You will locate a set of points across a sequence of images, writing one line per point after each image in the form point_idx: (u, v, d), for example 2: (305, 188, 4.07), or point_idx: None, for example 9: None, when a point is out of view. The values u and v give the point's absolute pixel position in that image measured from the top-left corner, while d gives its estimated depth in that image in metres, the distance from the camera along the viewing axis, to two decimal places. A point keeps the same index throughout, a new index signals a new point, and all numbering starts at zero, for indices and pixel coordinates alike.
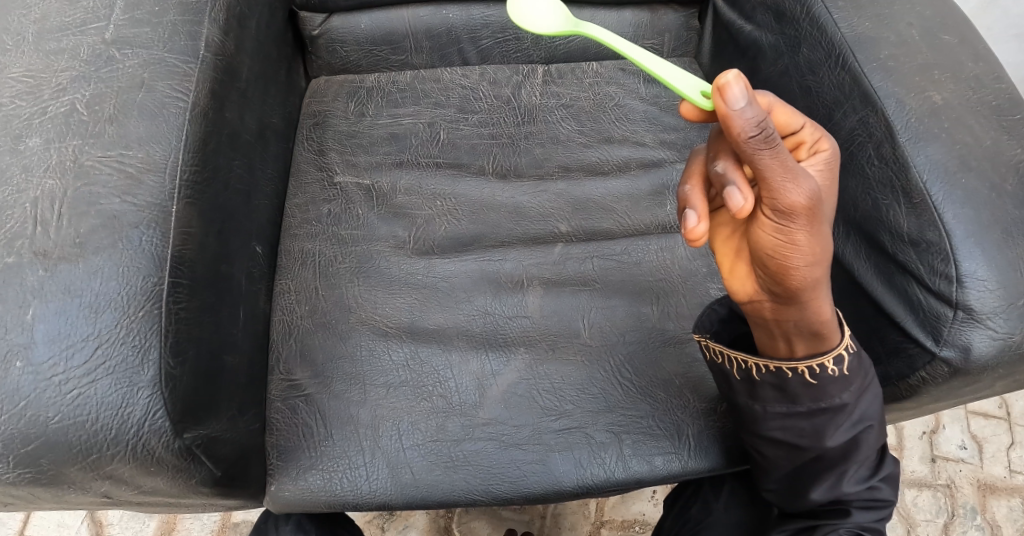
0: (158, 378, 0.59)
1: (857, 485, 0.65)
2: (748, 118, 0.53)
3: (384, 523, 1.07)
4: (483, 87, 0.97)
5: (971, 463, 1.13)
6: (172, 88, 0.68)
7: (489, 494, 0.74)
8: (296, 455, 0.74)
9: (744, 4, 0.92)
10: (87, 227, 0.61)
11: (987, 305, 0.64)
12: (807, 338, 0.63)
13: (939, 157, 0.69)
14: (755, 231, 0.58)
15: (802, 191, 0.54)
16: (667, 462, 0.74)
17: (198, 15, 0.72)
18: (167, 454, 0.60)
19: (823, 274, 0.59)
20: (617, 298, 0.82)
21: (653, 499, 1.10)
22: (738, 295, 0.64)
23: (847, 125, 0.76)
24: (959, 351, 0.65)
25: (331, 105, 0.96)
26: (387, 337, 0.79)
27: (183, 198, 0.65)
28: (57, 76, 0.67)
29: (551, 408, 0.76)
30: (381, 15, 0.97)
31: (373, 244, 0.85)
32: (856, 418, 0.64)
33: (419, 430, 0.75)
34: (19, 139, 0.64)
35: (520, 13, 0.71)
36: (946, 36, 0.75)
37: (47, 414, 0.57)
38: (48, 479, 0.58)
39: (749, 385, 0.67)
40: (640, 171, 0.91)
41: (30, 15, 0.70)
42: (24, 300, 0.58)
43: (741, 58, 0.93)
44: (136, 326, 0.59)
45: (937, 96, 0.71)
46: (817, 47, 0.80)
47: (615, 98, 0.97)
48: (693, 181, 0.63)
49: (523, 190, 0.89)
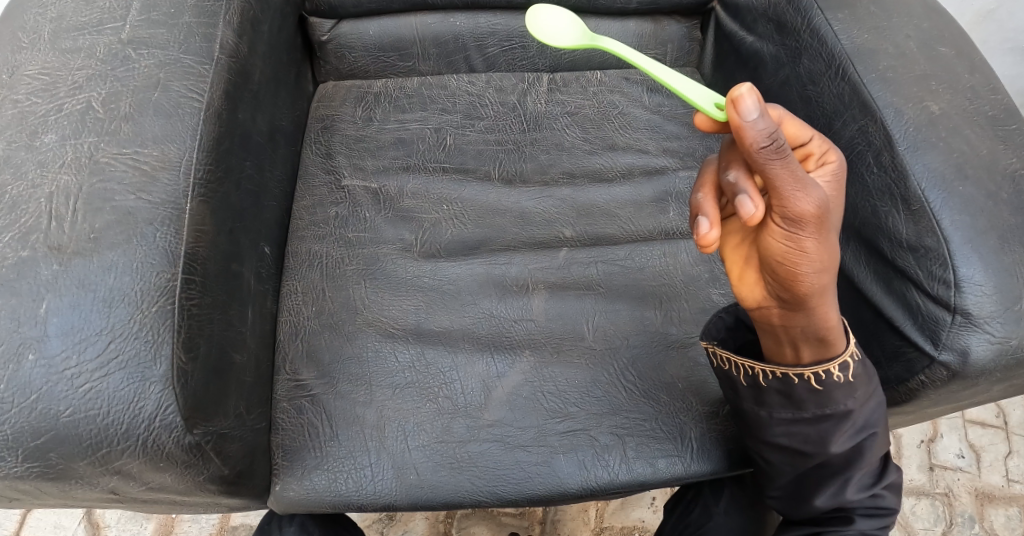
0: (170, 373, 0.59)
1: (860, 492, 0.66)
2: (760, 129, 0.54)
3: (384, 528, 1.08)
4: (489, 94, 0.99)
5: (969, 471, 1.15)
6: (187, 89, 0.68)
7: (493, 496, 0.74)
8: (302, 455, 0.74)
9: (745, 15, 0.94)
10: (102, 222, 0.61)
11: (984, 309, 0.66)
12: (814, 344, 0.64)
13: (937, 166, 0.70)
14: (765, 239, 0.59)
15: (811, 200, 0.55)
16: (670, 464, 0.75)
17: (213, 18, 0.73)
18: (177, 450, 0.60)
19: (830, 282, 0.60)
20: (620, 302, 0.83)
21: (653, 506, 1.10)
22: (746, 301, 0.65)
23: (847, 133, 0.78)
24: (957, 355, 0.66)
25: (339, 110, 0.97)
26: (394, 338, 0.80)
27: (197, 197, 0.65)
28: (74, 74, 0.67)
29: (556, 410, 0.77)
30: (389, 22, 0.98)
31: (380, 246, 0.86)
32: (860, 424, 0.65)
33: (425, 431, 0.75)
34: (35, 135, 0.65)
35: (541, 19, 0.73)
36: (944, 49, 0.77)
37: (59, 408, 0.57)
38: (56, 474, 0.58)
39: (755, 392, 0.68)
40: (643, 178, 0.93)
41: (45, 14, 0.72)
42: (38, 294, 0.59)
43: (743, 69, 0.95)
44: (149, 320, 0.60)
45: (935, 106, 0.73)
46: (817, 58, 0.82)
47: (619, 107, 0.99)
48: (705, 189, 0.64)
49: (528, 195, 0.91)
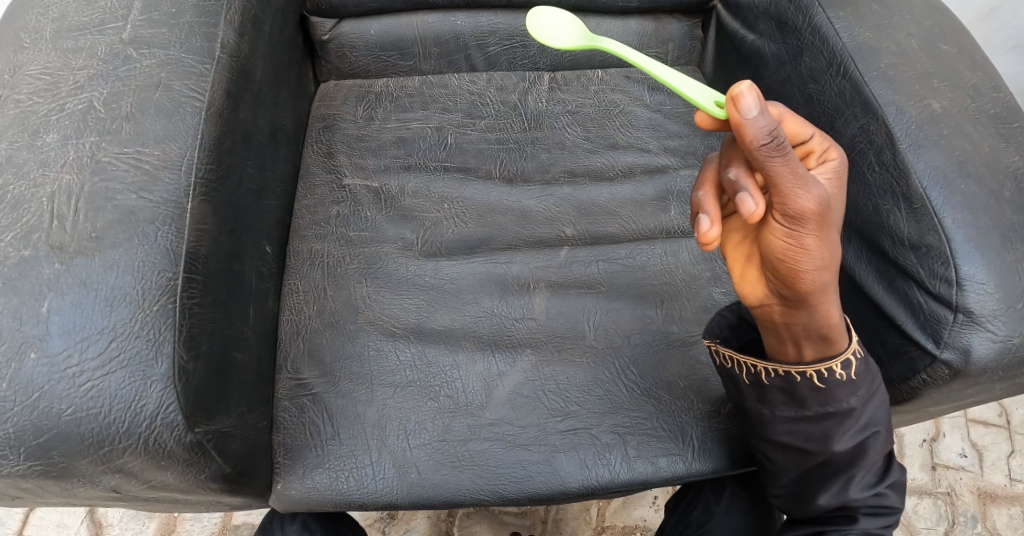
0: (171, 372, 0.59)
1: (863, 490, 0.66)
2: (761, 126, 0.54)
3: (386, 526, 1.08)
4: (490, 93, 0.99)
5: (971, 471, 1.15)
6: (187, 88, 0.68)
7: (494, 494, 0.74)
8: (303, 454, 0.74)
9: (747, 14, 0.94)
10: (103, 221, 0.62)
11: (986, 308, 0.65)
12: (815, 341, 0.64)
13: (939, 164, 0.70)
14: (766, 236, 0.59)
15: (812, 197, 0.55)
16: (671, 463, 0.75)
17: (214, 17, 0.74)
18: (179, 448, 0.60)
19: (831, 279, 0.60)
20: (621, 301, 0.83)
21: (654, 505, 1.10)
22: (748, 299, 0.65)
23: (849, 132, 0.78)
24: (959, 354, 0.66)
25: (340, 109, 0.97)
26: (395, 338, 0.80)
27: (198, 196, 0.65)
28: (75, 74, 0.68)
29: (557, 409, 0.77)
30: (391, 21, 0.98)
31: (381, 245, 0.86)
32: (863, 423, 0.65)
33: (426, 429, 0.75)
34: (37, 135, 0.65)
35: (541, 22, 0.73)
36: (946, 47, 0.77)
37: (61, 406, 0.57)
38: (58, 472, 0.59)
39: (757, 390, 0.68)
40: (644, 177, 0.93)
41: (47, 14, 0.72)
42: (40, 293, 0.59)
43: (745, 67, 0.95)
44: (151, 319, 0.60)
45: (937, 104, 0.73)
46: (818, 57, 0.82)
47: (620, 106, 0.99)
48: (706, 187, 0.64)
49: (529, 194, 0.91)
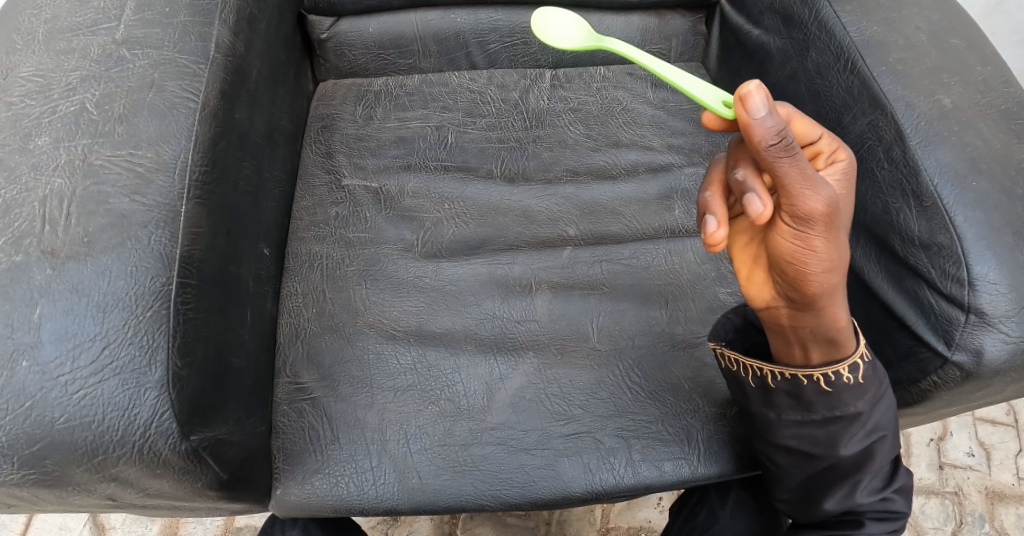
0: (166, 379, 0.58)
1: (870, 495, 0.65)
2: (768, 126, 0.53)
3: (388, 528, 1.07)
4: (490, 91, 0.98)
5: (979, 470, 1.13)
6: (182, 89, 0.67)
7: (496, 499, 0.73)
8: (302, 459, 0.73)
9: (751, 8, 0.92)
10: (96, 226, 0.61)
11: (1000, 308, 0.64)
12: (823, 345, 0.62)
13: (950, 161, 0.68)
14: (773, 238, 0.58)
15: (820, 198, 0.54)
16: (677, 467, 0.74)
17: (208, 17, 0.72)
18: (174, 456, 0.59)
19: (839, 281, 0.58)
20: (625, 302, 0.82)
21: (659, 507, 1.09)
22: (755, 302, 0.63)
23: (856, 128, 0.76)
24: (971, 356, 0.64)
25: (339, 108, 0.96)
26: (395, 340, 0.79)
27: (193, 199, 0.64)
28: (67, 76, 0.67)
29: (560, 412, 0.76)
30: (389, 19, 0.97)
31: (380, 247, 0.85)
32: (870, 427, 0.64)
33: (426, 434, 0.74)
34: (28, 138, 0.64)
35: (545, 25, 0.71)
36: (955, 40, 0.75)
37: (53, 414, 0.56)
38: (52, 481, 0.58)
39: (763, 393, 0.66)
40: (648, 174, 0.91)
41: (40, 15, 0.71)
42: (32, 299, 0.58)
43: (749, 62, 0.94)
44: (144, 325, 0.59)
45: (947, 99, 0.71)
46: (825, 52, 0.80)
47: (623, 103, 0.97)
48: (712, 187, 0.62)
49: (531, 193, 0.89)
